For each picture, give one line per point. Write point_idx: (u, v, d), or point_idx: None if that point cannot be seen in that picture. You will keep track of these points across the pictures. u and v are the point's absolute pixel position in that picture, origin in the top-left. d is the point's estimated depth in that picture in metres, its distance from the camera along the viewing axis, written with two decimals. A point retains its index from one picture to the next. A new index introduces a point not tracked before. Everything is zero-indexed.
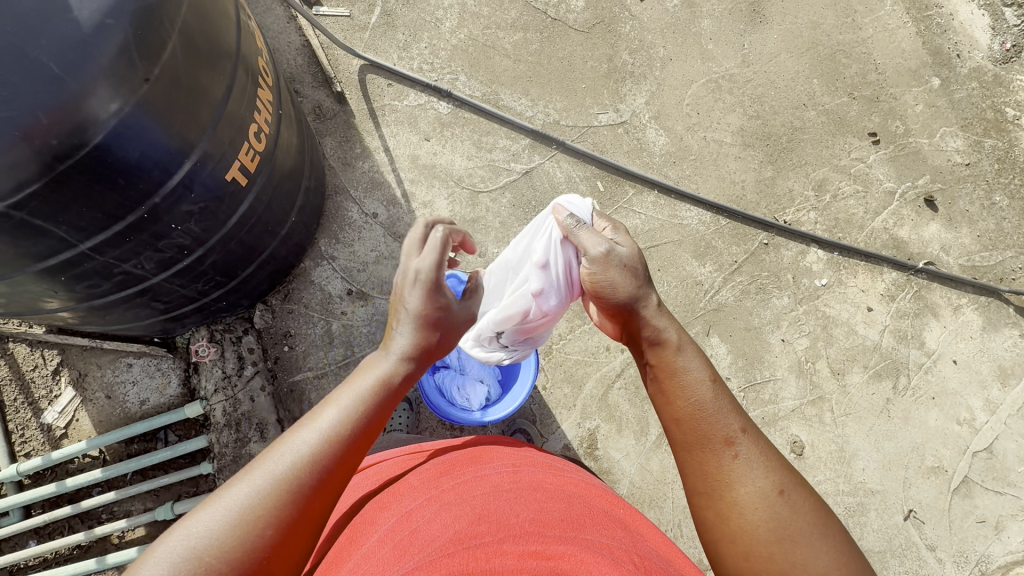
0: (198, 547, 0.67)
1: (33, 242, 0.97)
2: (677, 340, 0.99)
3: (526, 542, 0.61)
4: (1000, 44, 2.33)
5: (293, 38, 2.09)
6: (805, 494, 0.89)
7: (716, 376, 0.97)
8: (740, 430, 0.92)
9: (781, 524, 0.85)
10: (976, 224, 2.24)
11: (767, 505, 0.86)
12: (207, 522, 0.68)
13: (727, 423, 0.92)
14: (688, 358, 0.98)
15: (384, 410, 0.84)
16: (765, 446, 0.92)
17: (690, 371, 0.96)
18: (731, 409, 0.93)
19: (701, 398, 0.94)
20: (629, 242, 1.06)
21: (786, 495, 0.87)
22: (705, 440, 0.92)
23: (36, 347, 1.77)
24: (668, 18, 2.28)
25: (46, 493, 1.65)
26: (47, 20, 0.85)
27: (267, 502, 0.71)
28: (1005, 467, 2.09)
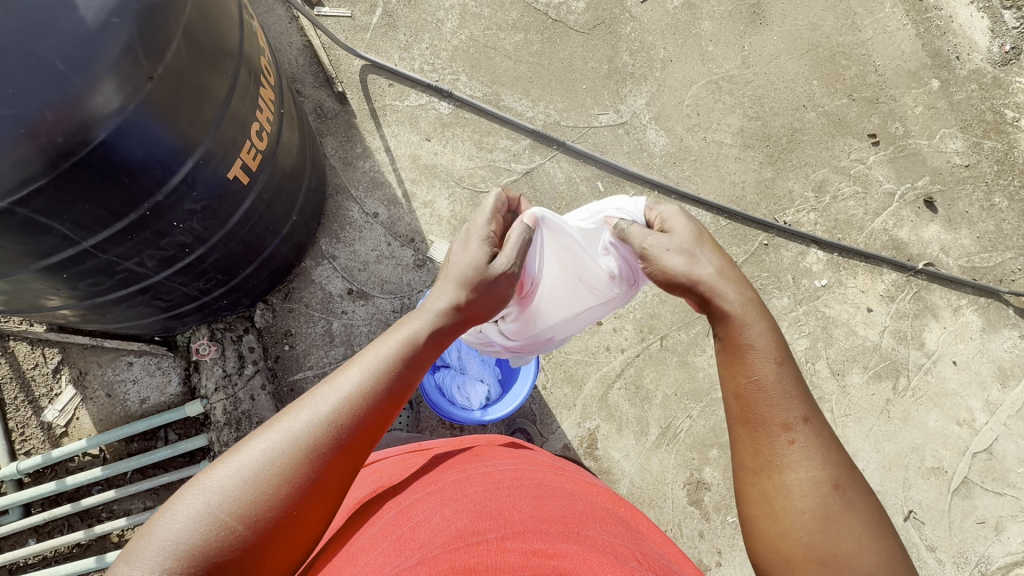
0: (213, 504, 0.68)
1: (37, 239, 0.98)
2: (747, 314, 0.92)
3: (530, 540, 0.61)
4: (999, 46, 2.34)
5: (295, 38, 2.10)
6: (859, 489, 0.86)
7: (783, 360, 0.91)
8: (804, 417, 0.88)
9: (828, 517, 0.83)
10: (975, 225, 2.24)
11: (816, 495, 0.84)
12: (224, 477, 0.70)
13: (788, 409, 0.88)
14: (758, 339, 0.91)
15: (407, 372, 0.84)
16: (828, 435, 0.89)
17: (757, 352, 0.90)
18: (799, 396, 0.89)
19: (767, 378, 0.89)
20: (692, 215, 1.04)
21: (839, 491, 0.85)
22: (764, 420, 0.88)
23: (37, 345, 1.78)
24: (668, 19, 2.29)
25: (46, 492, 1.65)
26: (54, 19, 0.86)
27: (284, 459, 0.72)
28: (1005, 468, 2.09)
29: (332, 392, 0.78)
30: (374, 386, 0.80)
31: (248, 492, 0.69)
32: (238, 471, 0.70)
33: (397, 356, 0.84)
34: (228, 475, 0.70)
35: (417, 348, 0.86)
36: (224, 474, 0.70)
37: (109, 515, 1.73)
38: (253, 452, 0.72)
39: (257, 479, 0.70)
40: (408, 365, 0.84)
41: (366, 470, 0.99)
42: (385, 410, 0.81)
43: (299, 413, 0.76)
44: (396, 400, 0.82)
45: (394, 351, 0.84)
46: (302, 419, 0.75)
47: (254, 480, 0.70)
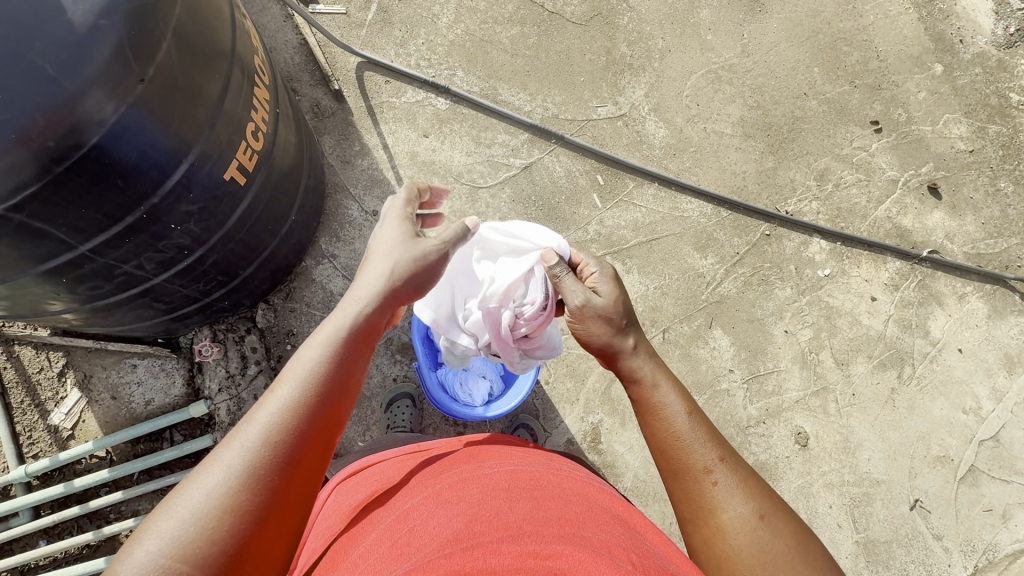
0: (158, 552, 0.64)
1: (34, 244, 0.98)
2: (651, 375, 1.02)
3: (525, 542, 0.62)
4: (1004, 28, 2.30)
5: (290, 37, 2.09)
6: (786, 518, 0.88)
7: (692, 410, 0.98)
8: (718, 458, 0.93)
9: (763, 548, 0.84)
10: (980, 211, 2.22)
11: (748, 531, 0.86)
12: (164, 529, 0.65)
13: (705, 451, 0.93)
14: (665, 392, 0.99)
15: (343, 373, 0.83)
16: (744, 471, 0.93)
17: (665, 403, 0.98)
18: (708, 440, 0.94)
19: (678, 429, 0.95)
20: (610, 290, 1.12)
21: (766, 520, 0.87)
22: (684, 470, 0.93)
23: (41, 349, 1.79)
24: (666, 8, 2.27)
25: (54, 493, 1.67)
26: (42, 22, 0.86)
27: (230, 488, 0.69)
28: (1011, 455, 2.08)
29: (264, 410, 0.75)
30: (307, 389, 0.79)
31: (190, 535, 0.65)
32: (187, 513, 0.66)
33: (330, 352, 0.84)
34: (176, 521, 0.66)
35: (350, 341, 0.86)
36: (169, 525, 0.66)
37: (117, 516, 1.75)
38: (193, 494, 0.68)
39: (209, 517, 0.67)
40: (345, 361, 0.84)
41: (364, 472, 0.99)
42: (329, 411, 0.80)
43: (231, 443, 0.72)
44: (337, 397, 0.81)
45: (328, 347, 0.84)
46: (236, 447, 0.72)
47: (205, 518, 0.67)
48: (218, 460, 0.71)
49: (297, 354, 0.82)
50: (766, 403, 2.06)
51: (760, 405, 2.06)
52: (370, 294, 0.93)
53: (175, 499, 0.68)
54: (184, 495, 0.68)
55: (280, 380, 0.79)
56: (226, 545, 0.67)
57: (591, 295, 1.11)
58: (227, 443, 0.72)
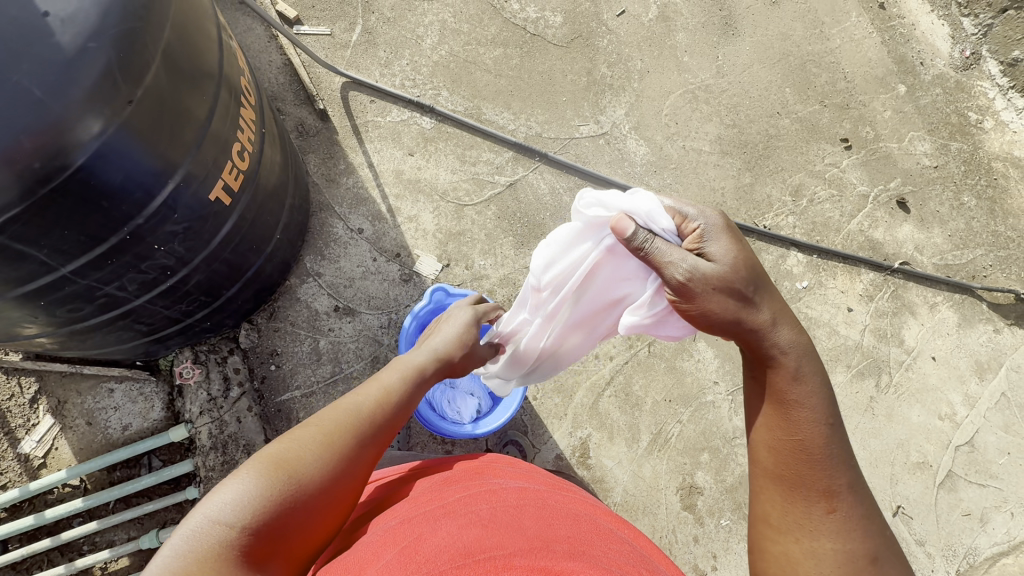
0: (259, 485, 0.75)
1: (13, 267, 0.96)
2: (795, 372, 0.94)
3: (535, 557, 0.61)
4: (960, 52, 2.45)
5: (274, 57, 2.10)
6: (887, 560, 0.90)
7: (833, 426, 0.93)
8: (842, 488, 0.91)
9: None
10: (947, 224, 2.32)
11: (847, 559, 0.88)
12: (271, 463, 0.78)
13: (832, 476, 0.91)
14: (810, 400, 0.93)
15: (418, 394, 0.99)
16: (861, 504, 0.91)
17: (809, 417, 0.93)
18: (841, 467, 0.91)
19: (813, 444, 0.91)
20: (723, 253, 0.94)
21: (869, 562, 0.88)
22: (805, 484, 0.91)
23: (12, 375, 1.72)
24: (644, 31, 2.35)
25: (24, 526, 1.59)
26: (30, 44, 0.85)
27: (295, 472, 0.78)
28: (986, 460, 2.14)
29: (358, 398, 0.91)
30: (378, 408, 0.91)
31: (288, 476, 0.77)
32: (249, 482, 0.75)
33: (409, 381, 0.98)
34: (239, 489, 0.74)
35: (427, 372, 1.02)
36: (235, 489, 0.73)
37: (91, 547, 1.67)
38: (296, 443, 0.81)
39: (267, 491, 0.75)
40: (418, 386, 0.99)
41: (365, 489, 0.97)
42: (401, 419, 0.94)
43: (329, 415, 0.87)
44: (397, 425, 0.92)
45: (406, 378, 0.98)
46: (333, 419, 0.86)
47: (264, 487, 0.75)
48: (281, 444, 0.81)
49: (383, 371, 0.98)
50: None
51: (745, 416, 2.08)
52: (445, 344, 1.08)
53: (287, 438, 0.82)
54: (285, 444, 0.81)
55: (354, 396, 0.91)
56: (293, 501, 0.76)
57: (696, 260, 0.94)
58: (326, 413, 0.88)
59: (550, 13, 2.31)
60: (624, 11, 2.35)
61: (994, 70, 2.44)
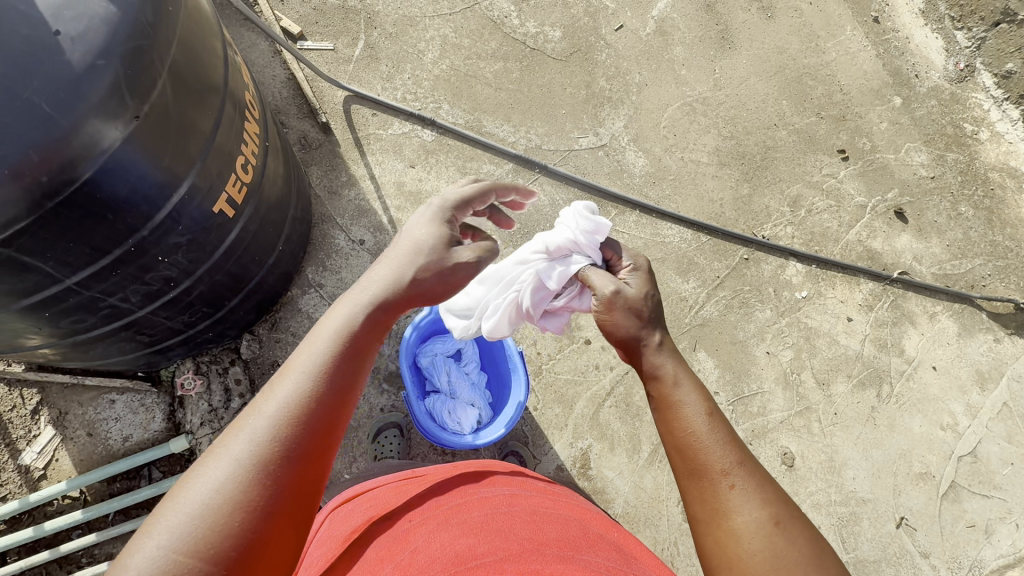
0: (168, 544, 0.60)
1: (19, 279, 0.97)
2: (674, 372, 0.92)
3: (527, 562, 0.62)
4: (954, 64, 2.48)
5: (278, 71, 2.13)
6: (802, 526, 0.83)
7: (713, 410, 0.90)
8: (737, 462, 0.86)
9: (778, 558, 0.79)
10: (945, 234, 2.33)
11: (763, 538, 0.80)
12: (176, 519, 0.61)
13: (721, 453, 0.86)
14: (688, 389, 0.91)
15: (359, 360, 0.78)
16: (759, 472, 0.87)
17: (686, 404, 0.90)
18: (728, 441, 0.87)
19: (697, 430, 0.88)
20: (642, 284, 1.02)
21: (782, 527, 0.81)
22: (701, 472, 0.86)
23: (14, 386, 1.73)
24: (642, 45, 2.39)
25: (23, 538, 1.59)
26: (41, 62, 0.87)
27: (211, 528, 0.61)
28: (990, 470, 2.13)
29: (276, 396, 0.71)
30: (297, 403, 0.71)
31: (199, 526, 0.61)
32: (151, 557, 0.59)
33: (331, 349, 0.76)
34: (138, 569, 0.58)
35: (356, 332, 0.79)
36: (141, 561, 0.58)
37: (89, 560, 1.66)
38: (200, 484, 0.63)
39: (180, 559, 0.59)
40: (351, 354, 0.77)
41: (360, 498, 0.96)
42: (339, 401, 0.74)
43: (240, 432, 0.68)
44: (333, 412, 0.73)
45: (332, 348, 0.76)
46: (244, 438, 0.67)
47: (176, 559, 0.59)
48: (181, 493, 0.63)
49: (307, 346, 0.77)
50: (752, 425, 2.08)
51: (747, 426, 2.08)
52: (381, 288, 0.84)
53: (195, 472, 0.65)
54: (192, 485, 0.64)
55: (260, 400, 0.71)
56: (213, 554, 0.60)
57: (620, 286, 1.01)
58: (249, 416, 0.69)
59: (549, 28, 2.35)
60: (622, 26, 2.39)
61: (989, 82, 2.47)
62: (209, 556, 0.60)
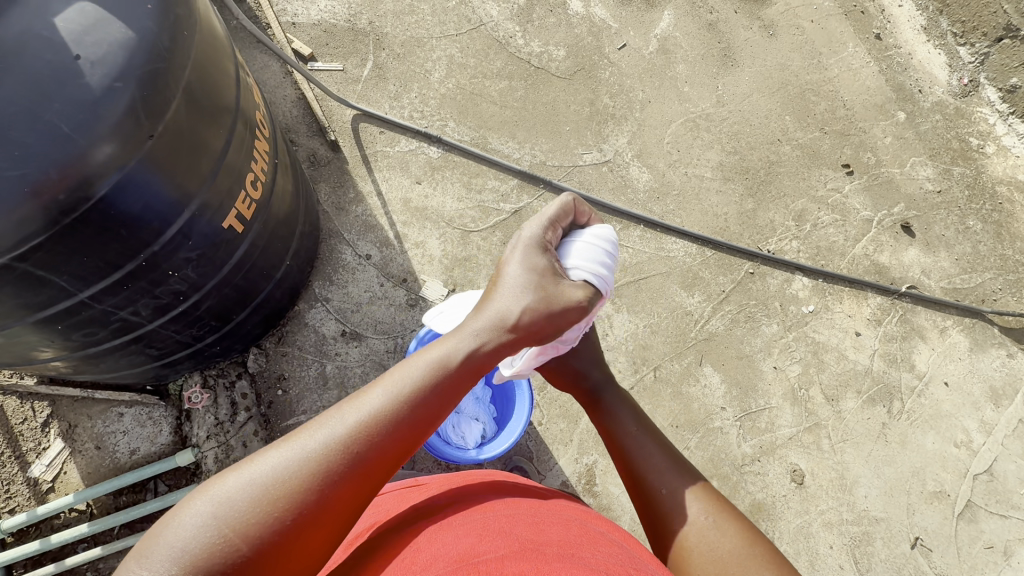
0: (221, 517, 0.63)
1: (34, 292, 1.00)
2: (613, 405, 1.14)
3: (526, 559, 0.62)
4: (958, 79, 2.49)
5: (289, 91, 2.19)
6: (734, 520, 0.91)
7: (642, 429, 1.09)
8: (666, 466, 1.01)
9: (709, 543, 0.88)
10: (953, 248, 2.31)
11: (695, 528, 0.90)
12: (235, 487, 0.65)
13: (650, 466, 1.01)
14: (625, 415, 1.12)
15: (436, 401, 0.75)
16: (692, 476, 1.00)
17: (622, 428, 1.09)
18: (656, 451, 1.04)
19: (630, 445, 1.05)
20: None
21: (712, 519, 0.91)
22: (639, 481, 1.01)
23: (26, 399, 1.76)
24: (645, 63, 2.42)
25: (29, 551, 1.60)
26: (61, 85, 0.91)
27: (251, 520, 0.64)
28: (1007, 489, 2.08)
29: (357, 410, 0.71)
30: (368, 435, 0.70)
31: (251, 510, 0.64)
32: (212, 514, 0.63)
33: (427, 382, 0.75)
34: (184, 532, 0.62)
35: (444, 379, 0.76)
36: (196, 523, 0.63)
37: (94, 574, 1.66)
38: (266, 465, 0.67)
39: (217, 540, 0.62)
40: (432, 398, 0.75)
41: (362, 507, 0.95)
42: (408, 437, 0.73)
43: (314, 432, 0.69)
44: (399, 448, 0.72)
45: (421, 381, 0.75)
46: (316, 438, 0.69)
47: (219, 536, 0.63)
48: (273, 451, 0.68)
49: (405, 365, 0.76)
50: (760, 441, 2.06)
51: (755, 442, 2.05)
52: (484, 330, 0.80)
53: (268, 451, 0.68)
54: (269, 455, 0.68)
55: (350, 404, 0.72)
56: (257, 540, 0.64)
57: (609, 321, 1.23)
58: (330, 417, 0.71)
59: (553, 47, 2.40)
60: (625, 45, 2.44)
61: (993, 96, 2.47)
62: (253, 542, 0.63)
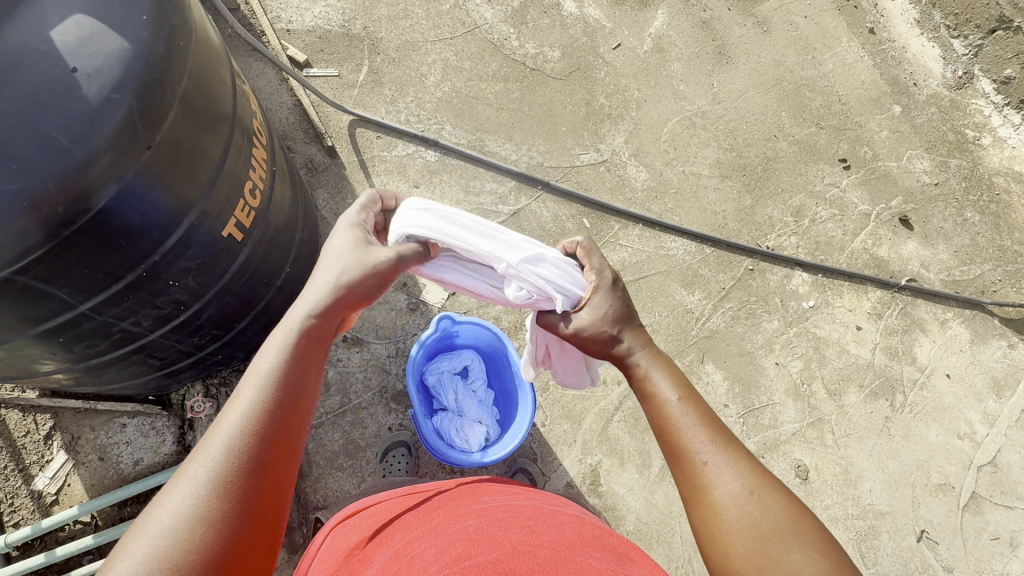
0: (140, 570, 0.61)
1: (35, 305, 1.00)
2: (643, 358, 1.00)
3: (518, 563, 0.63)
4: (952, 72, 2.50)
5: (285, 98, 2.19)
6: (777, 493, 0.85)
7: (683, 392, 0.95)
8: (706, 438, 0.90)
9: (753, 527, 0.81)
10: (951, 240, 2.31)
11: (738, 508, 0.83)
12: (145, 541, 0.63)
13: (689, 436, 0.90)
14: (661, 372, 0.98)
15: (305, 375, 0.82)
16: (732, 442, 0.90)
17: (659, 390, 0.96)
18: (697, 418, 0.92)
19: (666, 412, 0.93)
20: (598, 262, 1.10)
21: (756, 496, 0.84)
22: (675, 452, 0.91)
23: (28, 412, 1.75)
24: (640, 63, 2.43)
25: (34, 565, 1.59)
26: (59, 97, 0.91)
27: (180, 550, 0.64)
28: (1011, 480, 2.08)
29: (231, 416, 0.74)
30: (253, 426, 0.74)
31: (167, 546, 0.63)
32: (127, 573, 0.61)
33: (286, 361, 0.81)
34: None
35: (302, 352, 0.83)
36: None
37: None
38: (167, 507, 0.66)
39: None
40: (297, 372, 0.81)
41: (361, 515, 0.95)
42: (296, 410, 0.79)
43: (198, 455, 0.71)
44: (289, 423, 0.78)
45: (281, 365, 0.81)
46: (204, 458, 0.70)
47: None
48: (168, 494, 0.67)
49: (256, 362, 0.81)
50: (764, 437, 2.06)
51: (758, 439, 2.05)
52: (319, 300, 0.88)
53: (158, 500, 0.67)
54: (164, 503, 0.67)
55: (221, 419, 0.74)
56: (187, 567, 0.63)
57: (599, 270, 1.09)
58: (208, 439, 0.72)
59: (548, 48, 2.41)
60: (620, 44, 2.44)
61: (987, 88, 2.48)
62: (184, 571, 0.63)
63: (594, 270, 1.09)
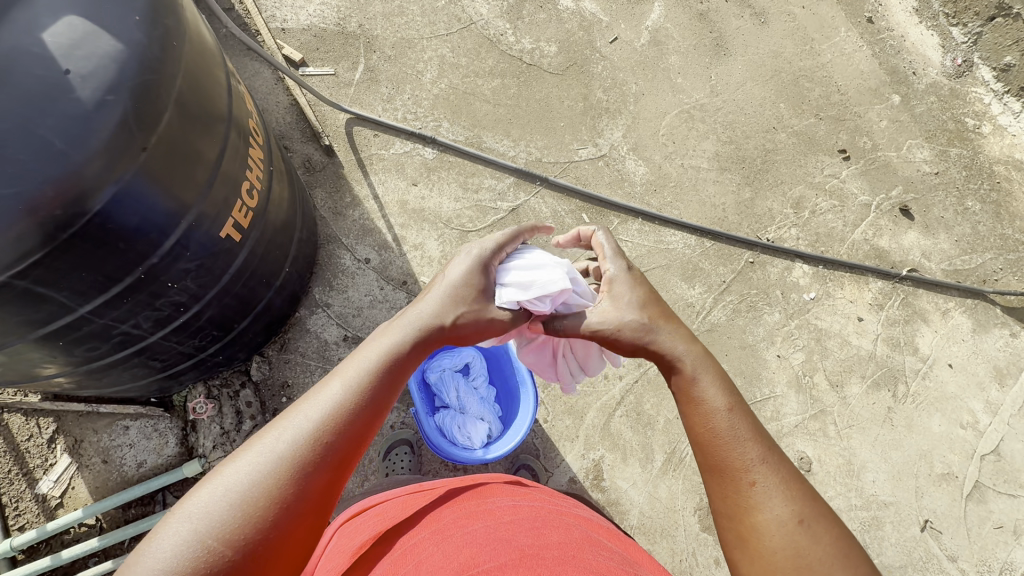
0: (201, 529, 0.65)
1: (34, 308, 1.00)
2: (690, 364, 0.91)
3: (525, 568, 0.63)
4: (952, 60, 2.48)
5: (281, 98, 2.18)
6: (828, 523, 0.80)
7: (733, 404, 0.88)
8: (758, 458, 0.84)
9: (800, 554, 0.77)
10: (952, 230, 2.31)
11: (784, 534, 0.79)
12: (211, 501, 0.67)
13: (739, 454, 0.84)
14: (710, 383, 0.89)
15: (387, 391, 0.82)
16: (783, 464, 0.85)
17: (707, 400, 0.88)
18: (749, 436, 0.85)
19: (716, 426, 0.86)
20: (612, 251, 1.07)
21: (806, 525, 0.79)
22: (721, 467, 0.85)
23: (31, 416, 1.76)
24: (637, 57, 2.42)
25: (40, 567, 1.60)
26: (53, 100, 0.90)
27: (234, 523, 0.66)
28: (1014, 469, 2.08)
29: (315, 403, 0.77)
30: (330, 425, 0.75)
31: (229, 516, 0.66)
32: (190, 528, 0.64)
33: (375, 371, 0.82)
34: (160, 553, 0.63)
35: (391, 365, 0.84)
36: (174, 539, 0.64)
37: None
38: (238, 471, 0.69)
39: (201, 551, 0.64)
40: (382, 385, 0.82)
41: (367, 513, 0.95)
42: (369, 422, 0.79)
43: (279, 431, 0.73)
44: (362, 433, 0.78)
45: (371, 369, 0.82)
46: (282, 437, 0.73)
47: (197, 547, 0.64)
48: (242, 458, 0.71)
49: (355, 356, 0.84)
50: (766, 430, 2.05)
51: None
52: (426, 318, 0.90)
53: (235, 460, 0.71)
54: (237, 464, 0.70)
55: (307, 402, 0.77)
56: (236, 542, 0.65)
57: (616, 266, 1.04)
58: (291, 416, 0.75)
59: (544, 43, 2.39)
60: (617, 38, 2.43)
61: (987, 76, 2.47)
62: (236, 547, 0.65)
63: (607, 262, 1.05)
